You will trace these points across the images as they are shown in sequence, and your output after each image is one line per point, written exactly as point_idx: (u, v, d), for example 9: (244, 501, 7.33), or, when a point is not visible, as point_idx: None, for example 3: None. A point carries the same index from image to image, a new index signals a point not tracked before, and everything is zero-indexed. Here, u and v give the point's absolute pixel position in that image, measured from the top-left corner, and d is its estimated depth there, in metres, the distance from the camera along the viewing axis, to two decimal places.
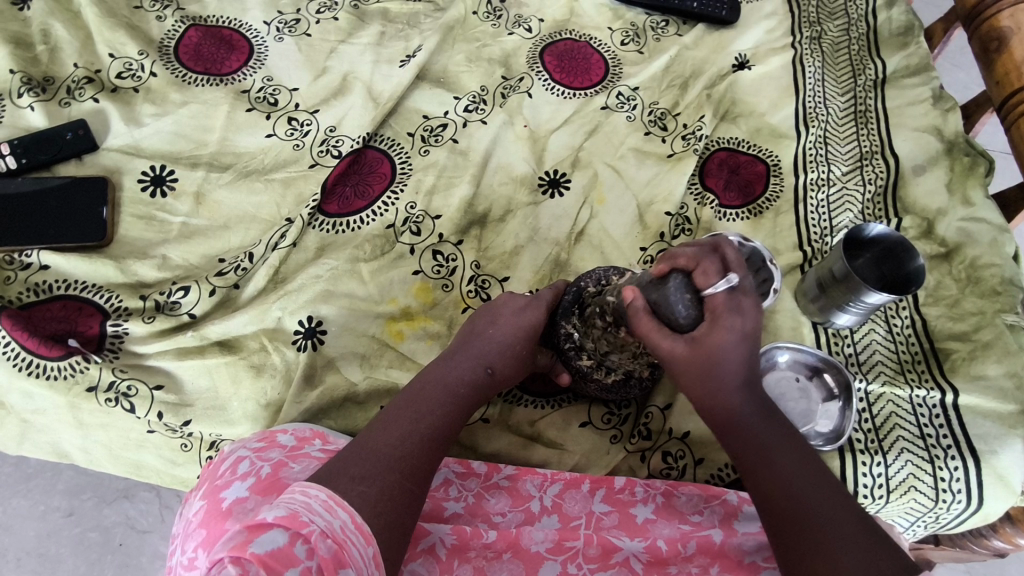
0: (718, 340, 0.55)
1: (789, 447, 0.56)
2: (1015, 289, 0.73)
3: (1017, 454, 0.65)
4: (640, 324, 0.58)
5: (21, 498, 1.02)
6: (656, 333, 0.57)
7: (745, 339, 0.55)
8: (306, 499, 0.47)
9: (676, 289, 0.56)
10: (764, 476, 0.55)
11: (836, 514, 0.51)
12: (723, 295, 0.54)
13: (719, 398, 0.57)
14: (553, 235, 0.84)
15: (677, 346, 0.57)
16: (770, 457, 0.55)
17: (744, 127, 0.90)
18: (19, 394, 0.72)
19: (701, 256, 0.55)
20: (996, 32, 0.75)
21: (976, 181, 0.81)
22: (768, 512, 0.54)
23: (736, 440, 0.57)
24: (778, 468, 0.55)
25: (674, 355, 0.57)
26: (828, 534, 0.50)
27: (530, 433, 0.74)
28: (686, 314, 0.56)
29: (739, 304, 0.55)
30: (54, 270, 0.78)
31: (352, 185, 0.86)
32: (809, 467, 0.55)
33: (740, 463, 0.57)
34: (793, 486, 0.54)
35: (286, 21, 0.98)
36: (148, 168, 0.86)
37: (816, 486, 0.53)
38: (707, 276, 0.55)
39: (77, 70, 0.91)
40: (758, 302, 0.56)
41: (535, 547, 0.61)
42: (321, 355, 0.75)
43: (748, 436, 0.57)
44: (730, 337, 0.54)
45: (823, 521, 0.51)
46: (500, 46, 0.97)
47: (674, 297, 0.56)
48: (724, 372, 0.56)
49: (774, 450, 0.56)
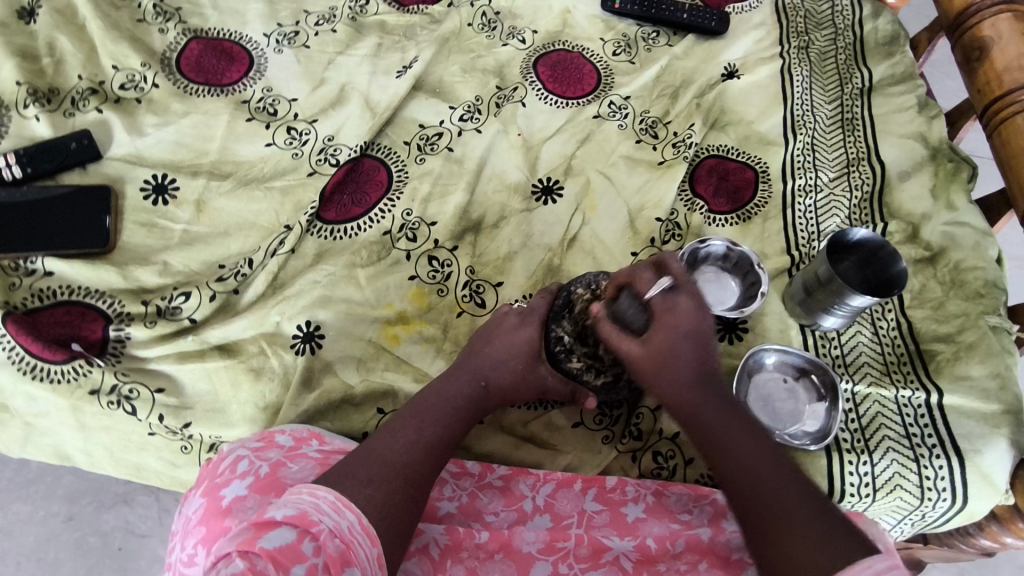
0: (666, 335, 0.63)
1: (753, 436, 0.57)
2: (998, 292, 0.75)
3: (1001, 453, 0.66)
4: (602, 330, 0.66)
5: (22, 503, 1.04)
6: (617, 337, 0.65)
7: (687, 335, 0.63)
8: (314, 499, 0.48)
9: (626, 299, 0.66)
10: (726, 464, 0.56)
11: (797, 493, 0.52)
12: (661, 296, 0.64)
13: (679, 392, 0.62)
14: (547, 240, 0.86)
15: (633, 347, 0.64)
16: (729, 447, 0.57)
17: (733, 135, 0.92)
18: (22, 398, 0.73)
19: (639, 268, 0.66)
20: (978, 41, 0.77)
21: (959, 187, 0.83)
22: (732, 500, 0.55)
23: (699, 433, 0.60)
24: (739, 457, 0.56)
25: (632, 356, 0.64)
26: (789, 512, 0.51)
27: (524, 434, 0.76)
28: (637, 318, 0.65)
29: (676, 304, 0.64)
30: (59, 277, 0.80)
31: (349, 193, 0.88)
32: (769, 453, 0.56)
33: (705, 455, 0.59)
34: (756, 469, 0.55)
35: (286, 33, 1.00)
36: (149, 177, 0.88)
37: (774, 466, 0.55)
38: (645, 282, 0.65)
39: (81, 82, 0.93)
40: (696, 301, 0.65)
41: (527, 548, 0.62)
42: (319, 359, 0.77)
43: (711, 426, 0.59)
44: (673, 332, 0.63)
45: (788, 502, 0.52)
46: (494, 57, 0.99)
47: (625, 304, 0.66)
48: (677, 367, 0.62)
49: (736, 438, 0.57)
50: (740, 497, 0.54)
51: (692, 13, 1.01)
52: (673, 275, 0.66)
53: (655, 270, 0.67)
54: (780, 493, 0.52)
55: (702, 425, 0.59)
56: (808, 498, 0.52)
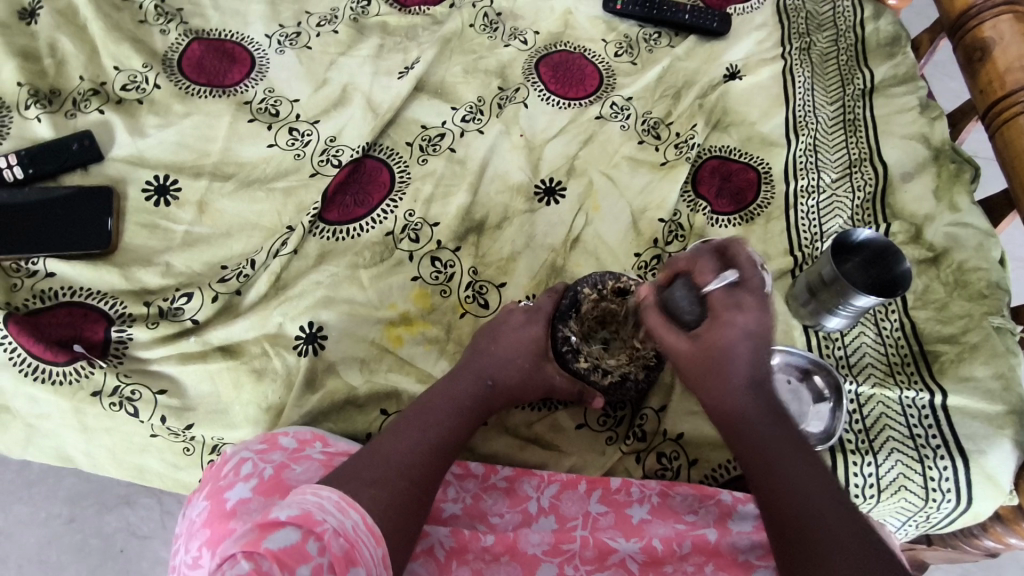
0: (720, 334, 0.60)
1: (799, 453, 0.57)
2: (1002, 292, 0.75)
3: (1006, 454, 0.66)
4: (651, 319, 0.65)
5: (23, 505, 1.03)
6: (664, 328, 0.64)
7: (749, 335, 0.59)
8: (318, 499, 0.48)
9: (681, 289, 0.64)
10: (769, 478, 0.56)
11: (837, 518, 0.52)
12: (719, 293, 0.61)
13: (725, 395, 0.60)
14: (549, 241, 0.86)
15: (680, 341, 0.63)
16: (775, 462, 0.56)
17: (736, 136, 0.92)
18: (24, 399, 0.73)
19: (701, 257, 0.62)
20: (980, 42, 0.77)
21: (962, 187, 0.83)
22: (769, 514, 0.55)
23: (742, 441, 0.59)
24: (784, 472, 0.56)
25: (679, 349, 0.63)
26: (830, 538, 0.51)
27: (528, 436, 0.75)
28: (690, 309, 0.63)
29: (738, 301, 0.60)
30: (61, 278, 0.80)
31: (352, 193, 0.88)
32: (815, 474, 0.56)
33: (745, 463, 0.58)
34: (799, 488, 0.55)
35: (287, 34, 1.00)
36: (151, 178, 0.88)
37: (820, 487, 0.55)
38: (704, 275, 0.62)
39: (83, 82, 0.93)
40: (761, 299, 0.60)
41: (532, 550, 0.62)
42: (322, 360, 0.76)
43: (755, 437, 0.58)
44: (730, 331, 0.59)
45: (828, 527, 0.52)
46: (496, 58, 0.99)
47: (680, 295, 0.63)
48: (730, 368, 0.60)
49: (781, 453, 0.57)
50: (778, 514, 0.54)
51: (694, 14, 1.01)
52: (739, 269, 0.61)
53: (720, 258, 0.63)
54: (819, 517, 0.53)
55: (745, 435, 0.58)
56: (847, 523, 0.52)
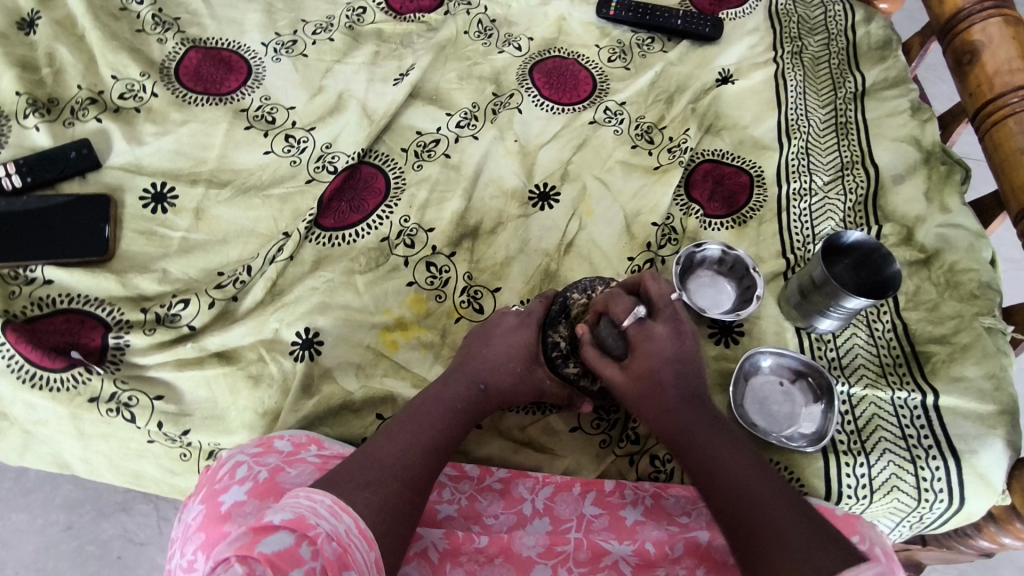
0: (645, 362, 0.65)
1: (738, 452, 0.59)
2: (993, 293, 0.76)
3: (997, 454, 0.66)
4: (586, 355, 0.69)
5: (21, 512, 1.04)
6: (600, 363, 0.68)
7: (669, 361, 0.65)
8: (312, 503, 0.49)
9: (605, 326, 0.69)
10: (716, 485, 0.57)
11: (782, 509, 0.53)
12: (637, 325, 0.67)
13: (666, 415, 0.63)
14: (543, 245, 0.87)
15: (615, 372, 0.67)
16: (716, 463, 0.58)
17: (728, 140, 0.93)
18: (22, 406, 0.74)
19: (615, 296, 0.68)
20: (969, 45, 0.78)
21: (952, 189, 0.83)
22: (722, 520, 0.56)
23: (688, 456, 0.61)
24: (725, 473, 0.57)
25: (615, 381, 0.67)
26: (778, 529, 0.52)
27: (522, 439, 0.76)
28: (616, 345, 0.68)
29: (653, 331, 0.66)
30: (59, 285, 0.80)
31: (348, 200, 0.88)
32: (757, 470, 0.57)
33: (694, 478, 0.60)
34: (740, 485, 0.56)
35: (283, 42, 1.01)
36: (149, 186, 0.88)
37: (762, 482, 0.56)
38: (620, 310, 0.67)
39: (81, 91, 0.94)
40: (674, 327, 0.67)
41: (527, 552, 0.62)
42: (318, 365, 0.77)
43: (699, 449, 0.60)
44: (653, 359, 0.65)
45: (775, 515, 0.53)
46: (490, 64, 1.00)
47: (607, 331, 0.68)
48: (661, 389, 0.64)
49: (724, 459, 0.59)
50: (728, 516, 0.55)
51: (687, 19, 1.01)
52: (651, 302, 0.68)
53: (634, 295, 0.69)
54: (767, 510, 0.53)
55: (689, 449, 0.61)
56: (793, 512, 0.53)
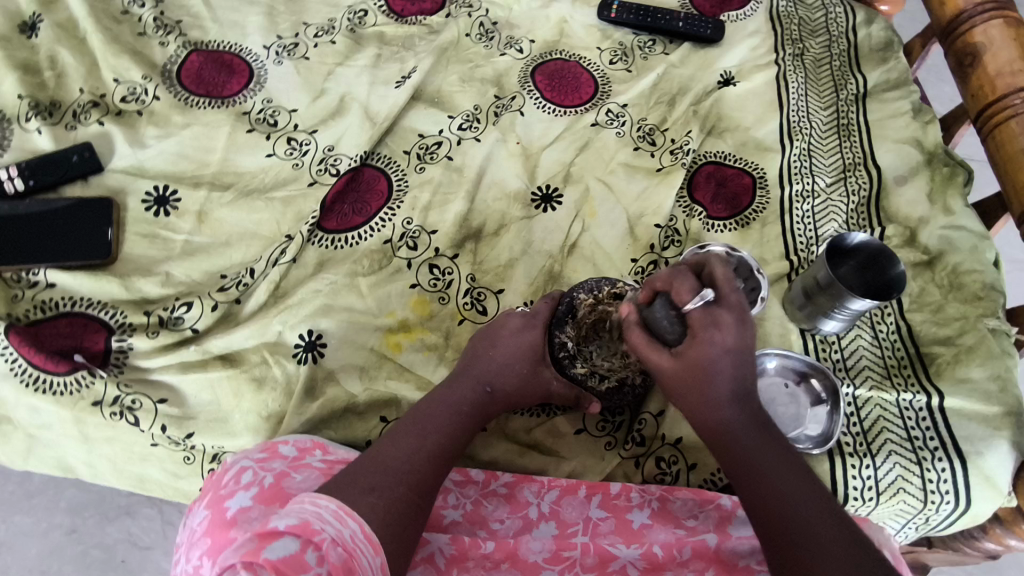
0: (700, 352, 0.59)
1: (785, 462, 0.58)
2: (997, 294, 0.76)
3: (1003, 455, 0.66)
4: (633, 337, 0.64)
5: (23, 516, 1.03)
6: (648, 348, 0.63)
7: (729, 350, 0.59)
8: (316, 508, 0.48)
9: (660, 308, 0.62)
10: (761, 494, 0.56)
11: (828, 529, 0.53)
12: (699, 311, 0.60)
13: (711, 412, 0.60)
14: (547, 247, 0.86)
15: (664, 360, 0.62)
16: (762, 471, 0.57)
17: (731, 141, 0.93)
18: (25, 410, 0.74)
19: (678, 276, 0.62)
20: (970, 47, 0.78)
21: (955, 190, 0.83)
22: (762, 528, 0.55)
23: (730, 457, 0.59)
24: (772, 483, 0.56)
25: (663, 368, 0.62)
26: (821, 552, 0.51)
27: (527, 441, 0.76)
28: (671, 329, 0.62)
29: (716, 319, 0.60)
30: (61, 288, 0.80)
31: (350, 202, 0.88)
32: (805, 483, 0.56)
33: (736, 479, 0.59)
34: (786, 499, 0.55)
35: (285, 45, 1.01)
36: (151, 189, 0.88)
37: (809, 497, 0.55)
38: (682, 294, 0.61)
39: (83, 94, 0.94)
40: (740, 315, 0.60)
41: (533, 557, 0.62)
42: (321, 368, 0.77)
43: (743, 453, 0.58)
44: (712, 348, 0.59)
45: (820, 533, 0.53)
46: (492, 67, 1.00)
47: (660, 313, 0.62)
48: (713, 384, 0.59)
49: (770, 467, 0.57)
50: (770, 529, 0.55)
51: (688, 22, 1.02)
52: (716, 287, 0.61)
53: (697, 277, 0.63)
54: (811, 529, 0.53)
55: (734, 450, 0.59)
56: (839, 532, 0.53)
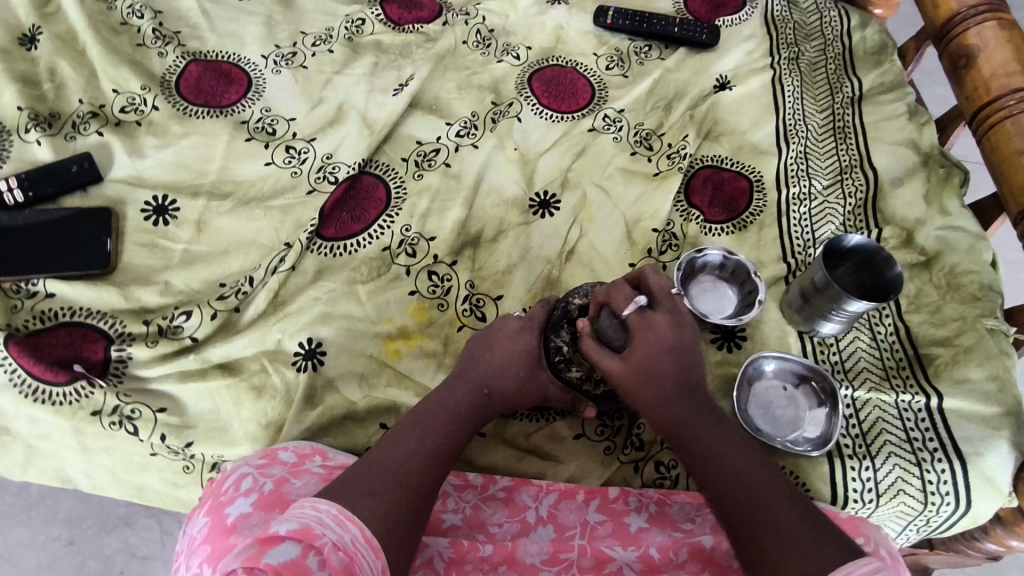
0: (643, 351, 0.62)
1: (734, 446, 0.58)
2: (995, 295, 0.76)
3: (1002, 456, 0.66)
4: (584, 346, 0.66)
5: (22, 527, 1.03)
6: (598, 354, 0.65)
7: (668, 348, 0.62)
8: (317, 513, 0.49)
9: (605, 318, 0.66)
10: (717, 482, 0.57)
11: (783, 505, 0.53)
12: (635, 315, 0.64)
13: (661, 409, 0.61)
14: (545, 253, 0.87)
15: (613, 363, 0.64)
16: (716, 459, 0.58)
17: (727, 146, 0.93)
18: (25, 420, 0.74)
19: (616, 285, 0.66)
20: (964, 49, 0.78)
21: (951, 192, 0.84)
22: (721, 515, 0.55)
23: (684, 448, 0.60)
24: (725, 468, 0.57)
25: (613, 372, 0.64)
26: (779, 529, 0.52)
27: (526, 446, 0.76)
28: (616, 336, 0.65)
29: (651, 321, 0.63)
30: (60, 299, 0.80)
31: (349, 210, 0.89)
32: (756, 466, 0.57)
33: (690, 468, 0.59)
34: (738, 478, 0.56)
35: (283, 54, 1.02)
36: (150, 199, 0.89)
37: (761, 478, 0.56)
38: (620, 301, 0.65)
39: (82, 106, 0.94)
40: (675, 317, 0.63)
41: (530, 559, 0.62)
42: (321, 375, 0.77)
43: (696, 441, 0.59)
44: (652, 348, 0.62)
45: (772, 510, 0.53)
46: (489, 74, 1.01)
47: (607, 324, 0.66)
48: (658, 378, 0.61)
49: (724, 454, 0.58)
50: (726, 507, 0.55)
51: (684, 27, 1.02)
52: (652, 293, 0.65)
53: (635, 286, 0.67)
54: (768, 508, 0.53)
55: (687, 442, 0.60)
56: (792, 507, 0.53)
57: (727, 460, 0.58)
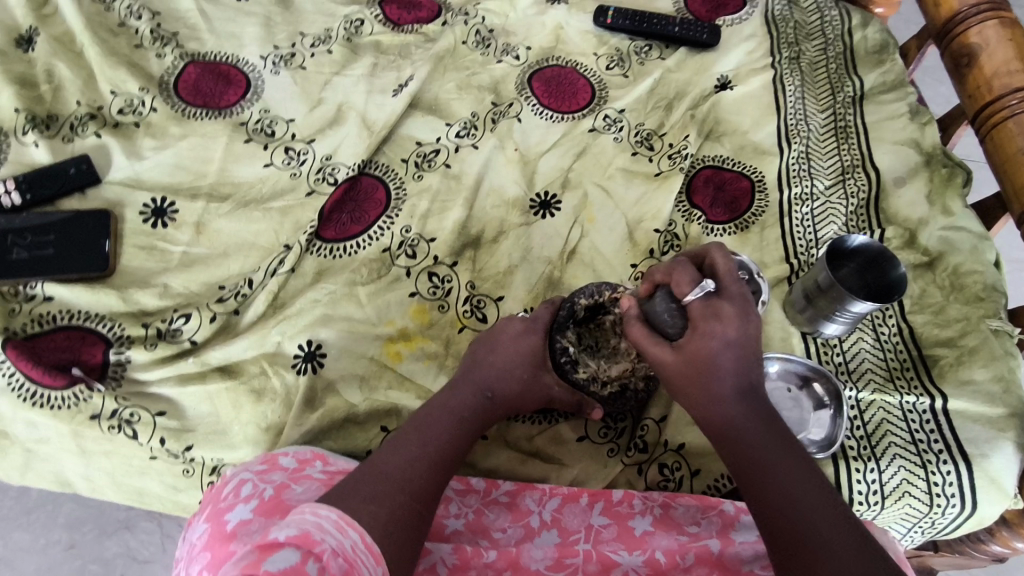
0: (700, 345, 0.58)
1: (789, 457, 0.56)
2: (999, 295, 0.75)
3: (1008, 457, 0.66)
4: (633, 332, 0.64)
5: (22, 531, 1.03)
6: (648, 341, 0.63)
7: (731, 343, 0.58)
8: (317, 519, 0.48)
9: (661, 302, 0.64)
10: (765, 488, 0.55)
11: (832, 524, 0.52)
12: (698, 303, 0.60)
13: (716, 407, 0.59)
14: (546, 254, 0.86)
15: (665, 353, 0.61)
16: (769, 469, 0.56)
17: (728, 146, 0.93)
18: (23, 424, 0.73)
19: (679, 268, 0.63)
20: (966, 48, 0.78)
21: (954, 192, 0.83)
22: (765, 522, 0.54)
23: (734, 452, 0.58)
24: (777, 480, 0.55)
25: (665, 361, 0.61)
26: (827, 548, 0.50)
27: (528, 449, 0.75)
28: (672, 323, 0.62)
29: (716, 311, 0.59)
30: (58, 302, 0.79)
31: (348, 211, 0.88)
32: (811, 482, 0.55)
33: (737, 473, 0.58)
34: (790, 493, 0.54)
35: (282, 55, 1.01)
36: (148, 201, 0.88)
37: (815, 496, 0.54)
38: (683, 286, 0.62)
39: (80, 107, 0.94)
40: (742, 308, 0.59)
41: (535, 565, 0.61)
42: (321, 378, 0.76)
43: (748, 448, 0.57)
44: (712, 341, 0.58)
45: (824, 531, 0.51)
46: (489, 74, 1.00)
47: (662, 308, 0.63)
48: (715, 377, 0.58)
49: (778, 461, 0.56)
50: (774, 521, 0.53)
51: (684, 26, 1.02)
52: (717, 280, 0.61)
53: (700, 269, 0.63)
54: (817, 526, 0.52)
55: (740, 444, 0.57)
56: (842, 527, 0.52)
57: (779, 471, 0.55)
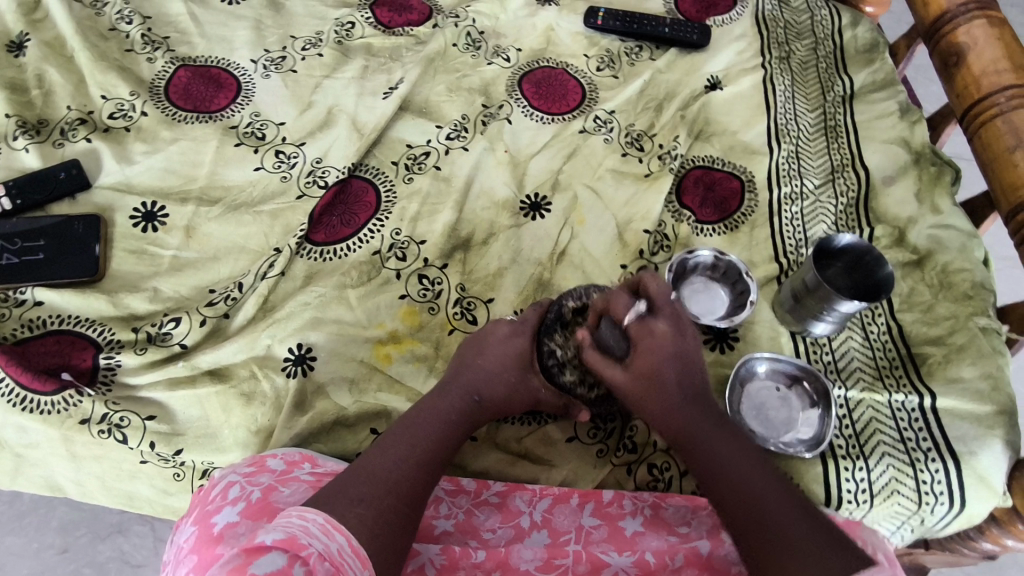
0: (646, 361, 0.64)
1: (741, 454, 0.59)
2: (987, 293, 0.75)
3: (996, 455, 0.66)
4: (588, 357, 0.66)
5: (15, 535, 1.03)
6: (603, 365, 0.65)
7: (671, 356, 0.64)
8: (304, 522, 0.48)
9: (605, 328, 0.67)
10: (722, 482, 0.57)
11: (787, 507, 0.54)
12: (636, 324, 0.65)
13: (669, 415, 0.62)
14: (536, 255, 0.86)
15: (617, 374, 0.65)
16: (723, 466, 0.58)
17: (718, 146, 0.93)
18: (12, 429, 0.73)
19: (614, 294, 0.67)
20: (954, 47, 0.78)
21: (943, 190, 0.84)
22: (726, 516, 0.56)
23: (691, 454, 0.61)
24: (733, 474, 0.57)
25: (618, 382, 0.65)
26: (782, 533, 0.52)
27: (518, 450, 0.75)
28: (618, 346, 0.67)
29: (652, 329, 0.65)
30: (48, 306, 0.80)
31: (338, 214, 0.88)
32: (765, 474, 0.57)
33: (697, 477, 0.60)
34: (747, 485, 0.56)
35: (272, 59, 1.01)
36: (139, 205, 0.88)
37: (771, 486, 0.56)
38: (620, 309, 0.66)
39: (70, 112, 0.94)
40: (674, 323, 0.65)
41: (524, 565, 0.61)
42: (311, 381, 0.77)
43: (703, 447, 0.60)
44: (655, 355, 0.63)
45: (778, 518, 0.53)
46: (480, 76, 1.01)
47: (606, 333, 0.67)
48: (664, 387, 0.63)
49: (731, 457, 0.59)
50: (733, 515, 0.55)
51: (674, 27, 1.02)
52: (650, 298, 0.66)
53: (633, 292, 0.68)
54: (774, 511, 0.54)
55: (695, 446, 0.60)
56: (796, 511, 0.54)
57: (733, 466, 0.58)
